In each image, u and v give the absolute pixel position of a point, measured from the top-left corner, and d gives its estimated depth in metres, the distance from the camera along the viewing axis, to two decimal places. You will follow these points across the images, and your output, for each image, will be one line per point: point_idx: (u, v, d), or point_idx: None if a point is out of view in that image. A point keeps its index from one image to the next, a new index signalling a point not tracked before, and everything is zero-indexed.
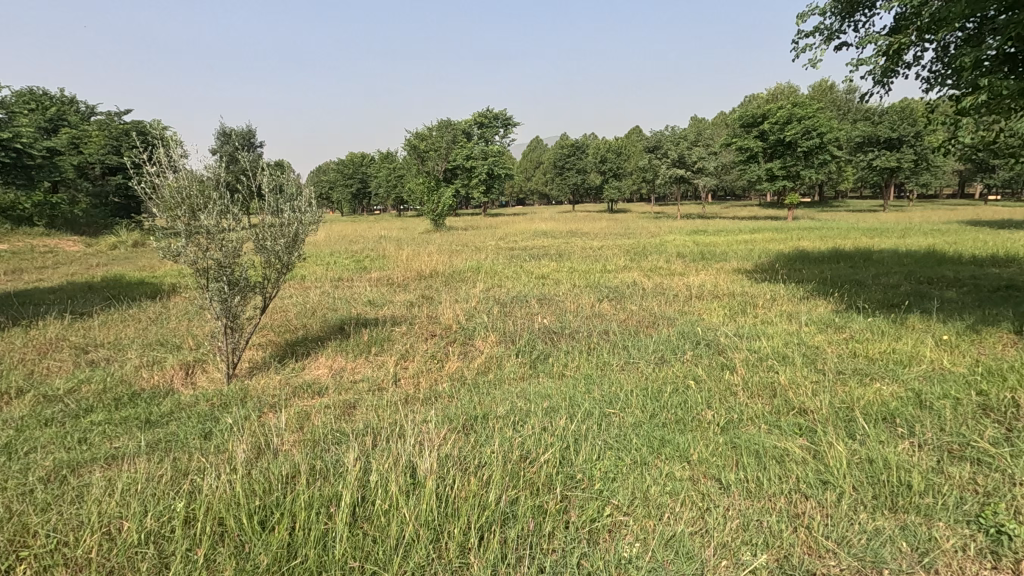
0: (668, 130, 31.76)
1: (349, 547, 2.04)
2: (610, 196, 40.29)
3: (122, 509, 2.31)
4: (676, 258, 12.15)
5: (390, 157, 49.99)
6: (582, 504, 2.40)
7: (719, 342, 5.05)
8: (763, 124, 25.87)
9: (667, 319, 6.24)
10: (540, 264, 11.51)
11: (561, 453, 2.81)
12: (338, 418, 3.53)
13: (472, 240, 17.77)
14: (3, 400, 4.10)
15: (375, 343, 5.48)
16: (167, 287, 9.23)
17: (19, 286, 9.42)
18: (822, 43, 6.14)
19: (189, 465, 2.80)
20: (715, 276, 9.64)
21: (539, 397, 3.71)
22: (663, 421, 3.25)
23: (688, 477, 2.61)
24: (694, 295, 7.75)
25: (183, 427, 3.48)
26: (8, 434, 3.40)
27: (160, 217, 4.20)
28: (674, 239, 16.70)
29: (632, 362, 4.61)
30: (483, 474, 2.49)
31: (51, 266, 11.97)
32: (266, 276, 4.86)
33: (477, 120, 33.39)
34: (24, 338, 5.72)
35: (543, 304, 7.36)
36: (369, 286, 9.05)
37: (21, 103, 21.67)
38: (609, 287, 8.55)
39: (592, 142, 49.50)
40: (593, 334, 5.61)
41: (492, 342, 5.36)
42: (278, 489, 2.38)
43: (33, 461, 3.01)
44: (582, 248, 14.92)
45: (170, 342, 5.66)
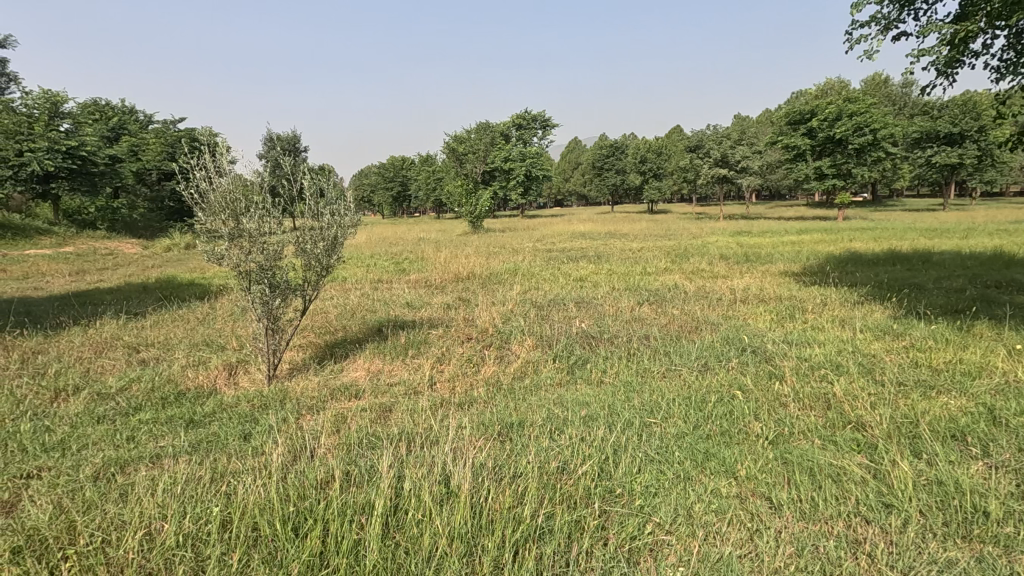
0: (711, 129, 31.02)
1: (381, 559, 1.98)
2: (651, 196, 39.66)
3: (162, 511, 2.32)
4: (720, 260, 11.78)
5: (429, 159, 50.61)
6: (622, 520, 2.29)
7: (766, 350, 4.82)
8: (811, 121, 24.90)
9: (710, 324, 6.03)
10: (578, 266, 11.38)
11: (599, 465, 2.71)
12: (373, 422, 3.53)
13: (511, 241, 17.78)
14: (59, 398, 4.26)
15: (412, 346, 5.49)
16: (215, 288, 9.57)
17: (80, 287, 9.92)
18: (878, 34, 5.85)
19: (229, 468, 2.83)
20: (762, 278, 9.28)
21: (576, 405, 3.61)
22: (707, 433, 3.10)
23: (736, 495, 2.46)
24: (738, 299, 7.45)
25: (225, 428, 3.54)
26: (63, 431, 3.53)
27: (205, 220, 4.33)
28: (718, 241, 16.20)
29: (673, 369, 4.45)
30: (519, 486, 2.42)
31: (110, 266, 12.80)
32: (305, 278, 4.88)
33: (515, 122, 33.38)
34: (83, 337, 5.99)
35: (581, 307, 7.21)
36: (408, 288, 9.14)
37: (87, 114, 23.02)
38: (650, 290, 8.35)
39: (631, 142, 48.79)
40: (632, 339, 5.44)
41: (528, 347, 5.28)
42: (312, 495, 2.38)
43: (83, 458, 3.10)
44: (621, 250, 14.62)
45: (215, 343, 5.83)
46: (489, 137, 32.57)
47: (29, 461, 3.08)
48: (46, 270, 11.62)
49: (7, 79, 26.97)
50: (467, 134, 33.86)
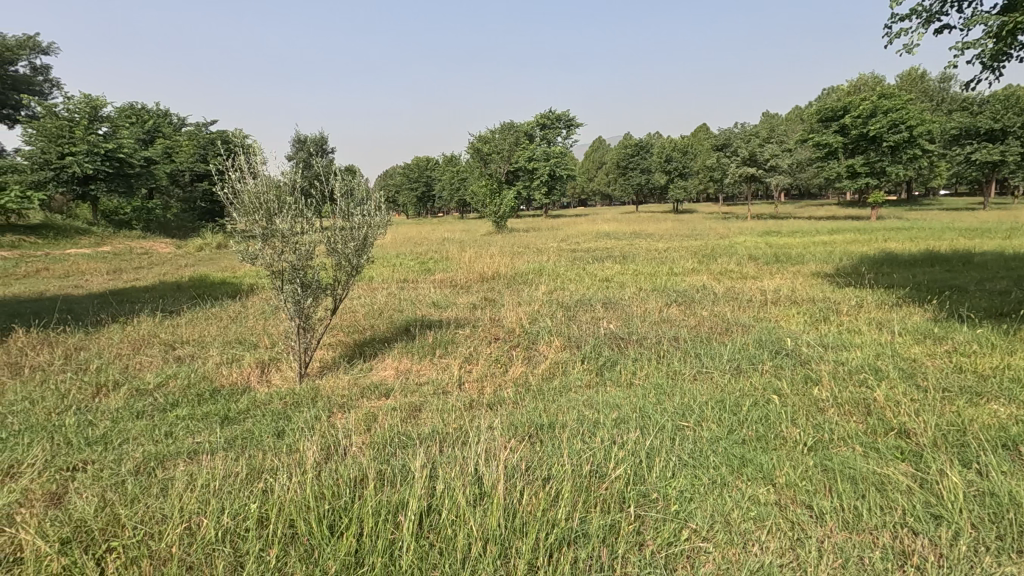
0: (739, 127, 30.49)
1: (415, 559, 1.99)
2: (676, 196, 39.15)
3: (202, 505, 2.36)
4: (748, 261, 11.57)
5: (453, 159, 50.84)
6: (658, 525, 2.25)
7: (800, 353, 4.70)
8: (844, 118, 24.29)
9: (741, 325, 5.91)
10: (604, 266, 11.29)
11: (633, 469, 2.67)
12: (404, 421, 3.56)
13: (536, 241, 17.71)
14: (101, 393, 4.39)
15: (440, 345, 5.51)
16: (246, 287, 9.76)
17: (118, 285, 10.22)
18: (919, 27, 5.67)
19: (264, 465, 2.87)
20: (793, 280, 9.07)
21: (607, 407, 3.57)
22: (743, 437, 3.03)
23: (776, 502, 2.39)
24: (769, 300, 7.30)
25: (259, 425, 3.61)
26: (105, 425, 3.64)
27: (240, 220, 4.43)
28: (746, 241, 15.91)
29: (704, 371, 4.38)
30: (552, 488, 2.40)
31: (145, 266, 13.15)
32: (336, 278, 4.92)
33: (539, 120, 33.23)
34: (121, 334, 6.17)
35: (608, 308, 7.15)
36: (434, 288, 9.18)
37: (124, 118, 23.75)
38: (677, 291, 8.23)
39: (657, 141, 48.21)
40: (662, 340, 5.37)
41: (556, 348, 5.24)
42: (347, 494, 2.40)
43: (125, 452, 3.19)
44: (647, 249, 14.47)
45: (247, 341, 5.94)
46: (513, 137, 32.62)
47: (74, 454, 3.18)
48: (86, 269, 11.98)
49: (49, 85, 28.05)
50: (491, 133, 33.95)
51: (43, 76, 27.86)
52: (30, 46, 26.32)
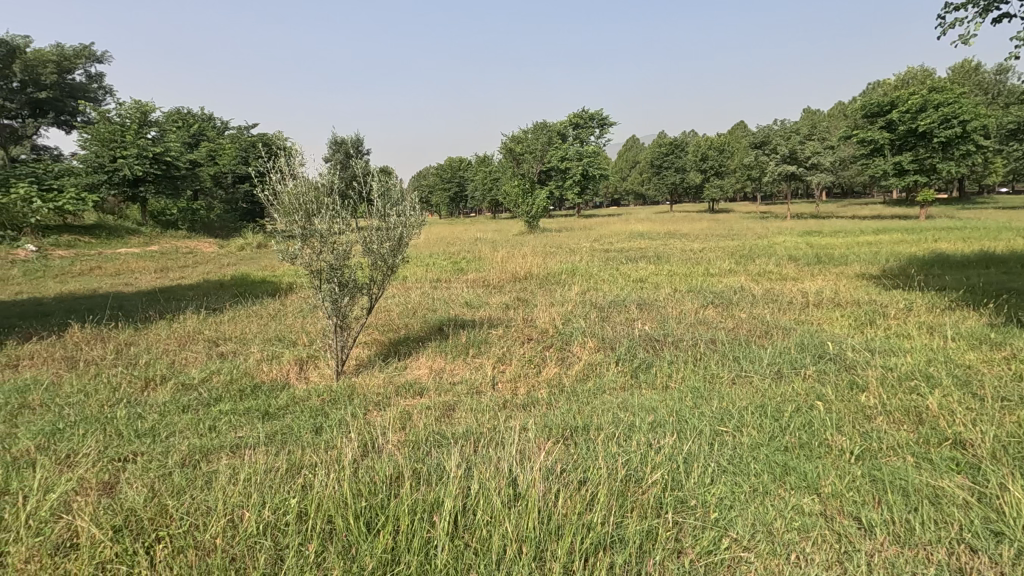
0: (778, 124, 29.64)
1: (451, 559, 1.99)
2: (711, 195, 38.32)
3: (244, 499, 2.43)
4: (788, 262, 11.23)
5: (486, 159, 51.00)
6: (697, 533, 2.20)
7: (845, 357, 4.53)
8: (891, 114, 23.37)
9: (781, 328, 5.74)
10: (638, 267, 11.15)
11: (670, 474, 2.62)
12: (438, 419, 3.59)
13: (569, 241, 17.62)
14: (149, 386, 4.58)
15: (473, 345, 5.53)
16: (285, 285, 10.03)
17: (164, 283, 10.63)
18: (976, 17, 5.39)
19: (303, 460, 2.93)
20: (836, 281, 8.75)
21: (642, 411, 3.52)
22: (785, 444, 2.94)
23: (821, 512, 2.30)
24: (811, 302, 7.07)
25: (298, 421, 3.68)
26: (153, 418, 3.78)
27: (280, 221, 4.54)
28: (786, 241, 15.50)
29: (742, 375, 4.27)
30: (587, 491, 2.38)
31: (191, 265, 13.65)
32: (372, 277, 4.98)
33: (572, 120, 33.04)
34: (168, 331, 6.41)
35: (642, 309, 7.04)
36: (467, 288, 9.23)
37: (171, 123, 24.74)
38: (714, 292, 8.05)
39: (692, 140, 47.32)
40: (698, 343, 5.25)
41: (590, 349, 5.20)
42: (383, 492, 2.43)
43: (172, 444, 3.31)
44: (683, 250, 14.22)
45: (286, 338, 6.09)
46: (546, 137, 32.50)
47: (125, 445, 3.31)
48: (135, 268, 12.51)
49: (103, 92, 29.46)
50: (524, 133, 33.96)
51: (98, 84, 29.18)
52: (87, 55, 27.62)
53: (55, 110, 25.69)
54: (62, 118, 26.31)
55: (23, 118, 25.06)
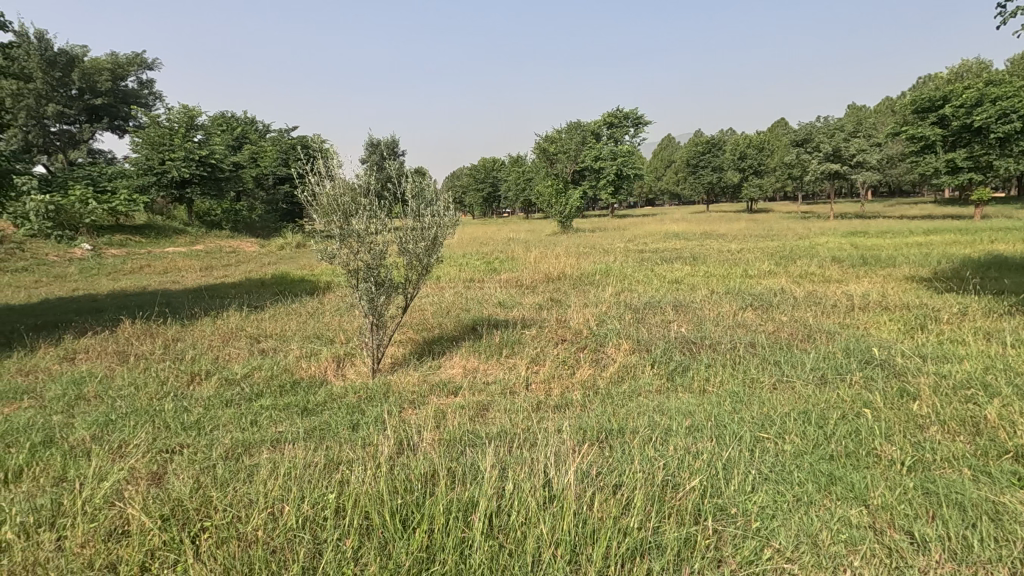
0: (821, 121, 28.67)
1: (486, 559, 2.00)
2: (750, 195, 37.39)
3: (284, 494, 2.48)
4: (832, 263, 10.84)
5: (520, 160, 51.05)
6: (737, 542, 2.14)
7: (895, 364, 4.33)
8: (943, 109, 22.31)
9: (825, 332, 5.53)
10: (673, 268, 10.97)
11: (709, 480, 2.56)
12: (473, 419, 3.61)
13: (603, 241, 17.44)
14: (195, 380, 4.75)
15: (507, 345, 5.53)
16: (322, 284, 10.26)
17: (209, 281, 11.00)
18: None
19: (341, 456, 2.98)
20: (884, 284, 8.40)
21: (679, 414, 3.45)
22: (831, 453, 2.83)
23: (869, 525, 2.21)
24: (856, 305, 6.80)
25: (336, 417, 3.75)
26: (199, 411, 3.92)
27: (319, 221, 4.64)
28: (829, 241, 15.24)
29: (784, 380, 4.13)
30: (624, 496, 2.34)
31: (234, 263, 14.12)
32: (407, 277, 5.03)
33: (606, 120, 32.68)
34: (213, 327, 6.64)
35: (678, 311, 6.91)
36: (500, 288, 9.24)
37: (216, 126, 25.65)
38: (753, 294, 7.84)
39: (730, 138, 46.25)
40: (737, 346, 5.12)
41: (625, 351, 5.14)
42: (418, 490, 2.45)
43: (216, 437, 3.42)
44: (720, 250, 13.93)
45: (324, 336, 6.22)
46: (580, 137, 32.26)
47: (172, 437, 3.45)
48: (182, 266, 13.02)
49: (154, 98, 30.80)
50: (559, 133, 33.81)
51: (149, 90, 30.50)
52: (139, 63, 28.91)
53: (110, 115, 27.10)
54: (116, 123, 27.60)
55: (81, 123, 26.41)
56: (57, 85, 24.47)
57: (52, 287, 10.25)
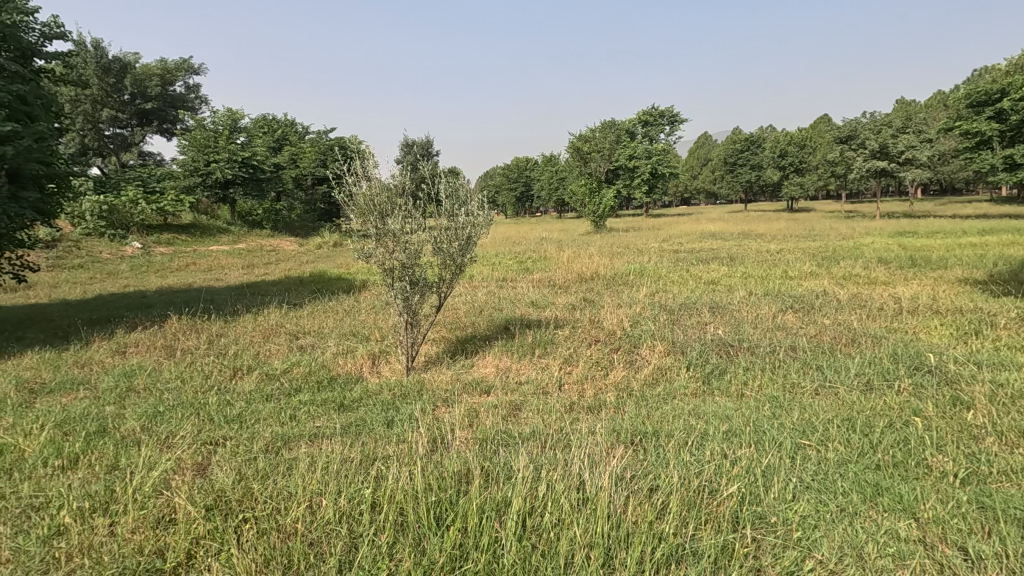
0: (867, 117, 27.59)
1: (519, 559, 2.00)
2: (790, 194, 36.29)
3: (322, 488, 2.53)
4: (878, 264, 10.44)
5: (553, 159, 50.87)
6: (776, 552, 2.08)
7: (947, 371, 4.13)
8: (1000, 102, 21.16)
9: (871, 336, 5.32)
10: (709, 268, 10.75)
11: (748, 487, 2.50)
12: (505, 419, 3.62)
13: (637, 241, 17.21)
14: (237, 375, 4.91)
15: (539, 345, 5.52)
16: (358, 282, 10.46)
17: (250, 279, 11.35)
18: None
19: (376, 452, 3.03)
20: (934, 286, 8.03)
21: (716, 418, 3.38)
22: (877, 462, 2.72)
23: (919, 539, 2.11)
24: (905, 308, 6.51)
25: (371, 414, 3.82)
26: (241, 405, 4.05)
27: (356, 221, 4.74)
28: (875, 241, 14.77)
29: (827, 386, 3.99)
30: (659, 500, 2.30)
31: (274, 261, 14.55)
32: (441, 276, 5.07)
33: (641, 118, 32.21)
34: (253, 323, 6.84)
35: (715, 312, 6.76)
36: (533, 287, 9.24)
37: (258, 129, 26.47)
38: (794, 296, 7.60)
39: (770, 136, 45.00)
40: (776, 350, 4.96)
41: (659, 352, 5.06)
42: (452, 488, 2.47)
43: (257, 431, 3.52)
44: (759, 250, 13.58)
45: (360, 334, 6.33)
46: (614, 135, 31.91)
47: (216, 430, 3.57)
48: (225, 264, 13.46)
49: (200, 102, 31.98)
50: (592, 132, 33.52)
51: (195, 94, 31.65)
52: (186, 68, 30.04)
53: (159, 118, 28.24)
54: (165, 126, 28.76)
55: (133, 127, 27.62)
56: (111, 91, 25.66)
57: (106, 283, 10.75)
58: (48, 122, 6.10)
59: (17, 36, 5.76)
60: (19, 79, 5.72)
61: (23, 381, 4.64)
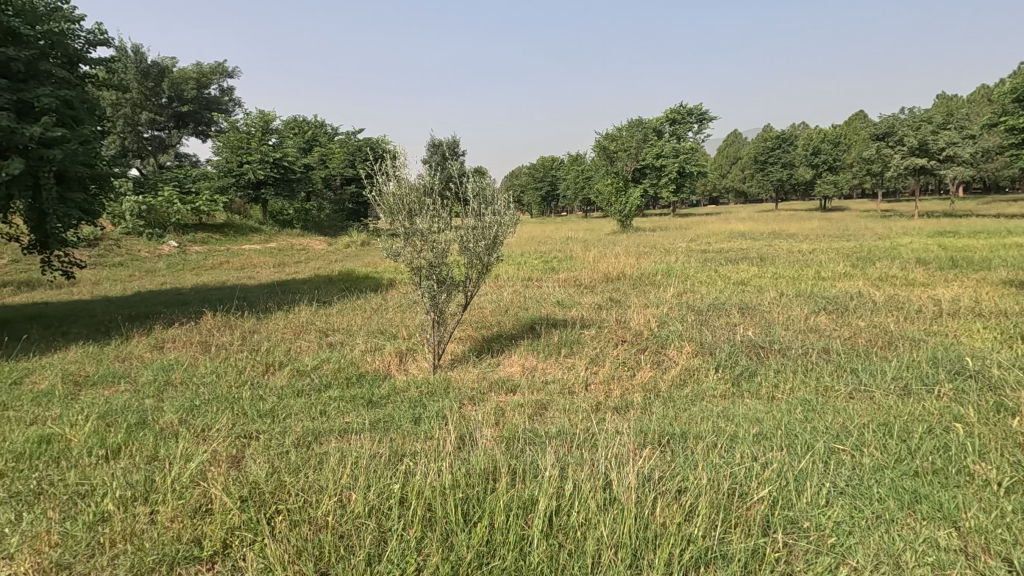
0: (905, 113, 26.70)
1: (547, 557, 2.01)
2: (823, 192, 35.34)
3: (351, 482, 2.58)
4: (916, 265, 10.10)
5: (579, 158, 50.59)
6: (809, 558, 2.04)
7: (991, 376, 3.97)
8: None
9: (909, 339, 5.15)
10: (738, 268, 10.57)
11: (779, 492, 2.45)
12: (531, 417, 3.63)
13: (664, 241, 17.00)
14: (270, 371, 5.03)
15: (565, 345, 5.51)
16: (386, 281, 10.60)
17: (281, 277, 11.60)
18: None
19: (405, 448, 3.07)
20: (976, 288, 7.73)
21: (746, 421, 3.32)
22: (915, 469, 2.65)
23: (961, 549, 2.04)
24: (945, 311, 6.29)
25: (399, 411, 3.87)
26: (273, 400, 4.15)
27: (385, 221, 4.81)
28: (913, 241, 14.28)
29: (862, 390, 3.88)
30: (688, 503, 2.28)
31: (304, 260, 14.86)
32: (468, 275, 5.09)
33: (669, 117, 31.80)
34: (284, 321, 7.00)
35: (744, 314, 6.64)
36: (558, 287, 9.22)
37: (289, 130, 27.05)
38: (827, 297, 7.41)
39: (802, 134, 43.90)
40: (808, 352, 4.85)
41: (687, 353, 5.00)
42: (479, 486, 2.49)
43: (288, 426, 3.60)
44: (790, 250, 13.28)
45: (388, 332, 6.42)
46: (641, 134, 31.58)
47: (250, 424, 3.67)
48: (257, 263, 13.80)
49: (234, 104, 32.81)
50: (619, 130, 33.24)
51: (229, 97, 32.47)
52: (221, 71, 30.84)
53: (194, 121, 29.06)
54: (200, 128, 29.57)
55: (169, 129, 28.48)
56: (150, 94, 26.52)
57: (144, 280, 11.12)
58: (92, 125, 6.32)
59: (63, 42, 5.95)
60: (65, 84, 5.93)
61: (68, 374, 4.83)
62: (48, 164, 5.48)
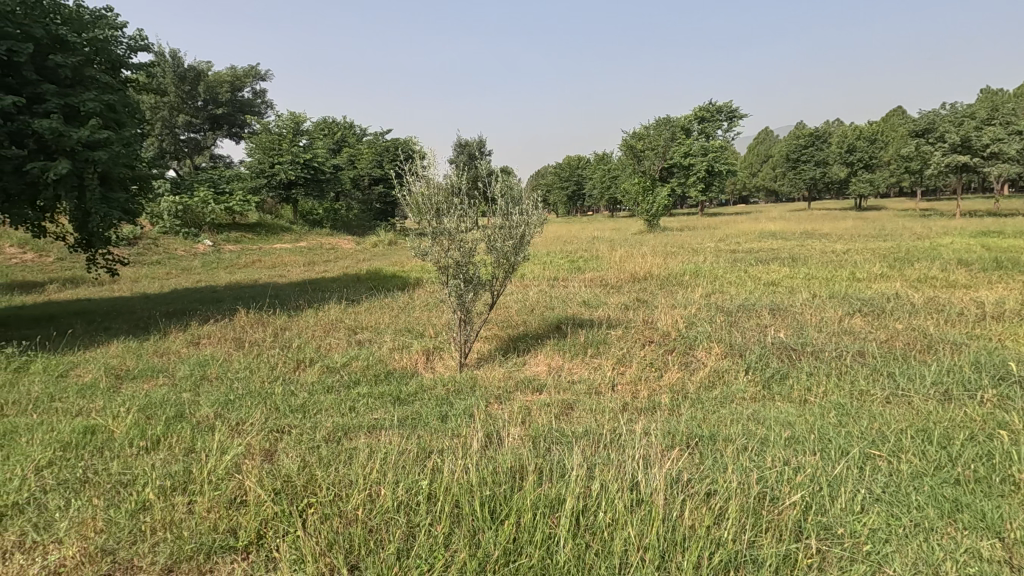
0: (946, 108, 25.76)
1: (573, 557, 2.01)
2: (859, 191, 34.35)
3: (380, 477, 2.62)
4: (958, 266, 9.72)
5: (605, 158, 50.22)
6: (844, 565, 2.00)
7: None
8: None
9: (950, 343, 4.98)
10: (769, 268, 10.36)
11: (813, 497, 2.39)
12: (557, 417, 3.63)
13: (691, 241, 16.75)
14: (301, 367, 5.14)
15: (592, 345, 5.48)
16: (412, 279, 10.72)
17: (310, 275, 11.84)
18: None
19: (432, 445, 3.11)
20: (1022, 290, 7.41)
21: (778, 424, 3.25)
22: (956, 477, 2.56)
23: (1004, 560, 1.97)
24: (988, 314, 6.05)
25: (426, 408, 3.91)
26: (304, 395, 4.24)
27: (413, 220, 4.87)
28: (954, 241, 13.76)
29: (899, 395, 3.76)
30: (717, 505, 2.25)
31: (333, 259, 15.11)
32: (494, 274, 5.11)
33: (698, 115, 31.32)
34: (314, 318, 7.13)
35: (776, 315, 6.49)
36: (584, 287, 9.18)
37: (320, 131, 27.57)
38: (863, 299, 7.21)
39: (836, 131, 42.72)
40: (843, 355, 4.73)
41: (716, 355, 4.93)
42: (506, 484, 2.50)
43: (319, 421, 3.68)
44: (823, 250, 12.95)
45: (415, 330, 6.49)
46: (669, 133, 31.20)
47: (282, 418, 3.76)
48: (288, 261, 14.10)
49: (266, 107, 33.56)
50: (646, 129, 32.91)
51: (262, 100, 33.23)
52: (254, 74, 31.58)
53: (229, 123, 29.82)
54: (234, 130, 30.34)
55: (205, 131, 29.28)
56: (186, 97, 27.31)
57: (181, 278, 11.47)
58: (133, 128, 6.57)
59: (106, 49, 6.26)
60: (108, 90, 6.20)
61: (110, 367, 5.03)
62: (92, 165, 5.70)
